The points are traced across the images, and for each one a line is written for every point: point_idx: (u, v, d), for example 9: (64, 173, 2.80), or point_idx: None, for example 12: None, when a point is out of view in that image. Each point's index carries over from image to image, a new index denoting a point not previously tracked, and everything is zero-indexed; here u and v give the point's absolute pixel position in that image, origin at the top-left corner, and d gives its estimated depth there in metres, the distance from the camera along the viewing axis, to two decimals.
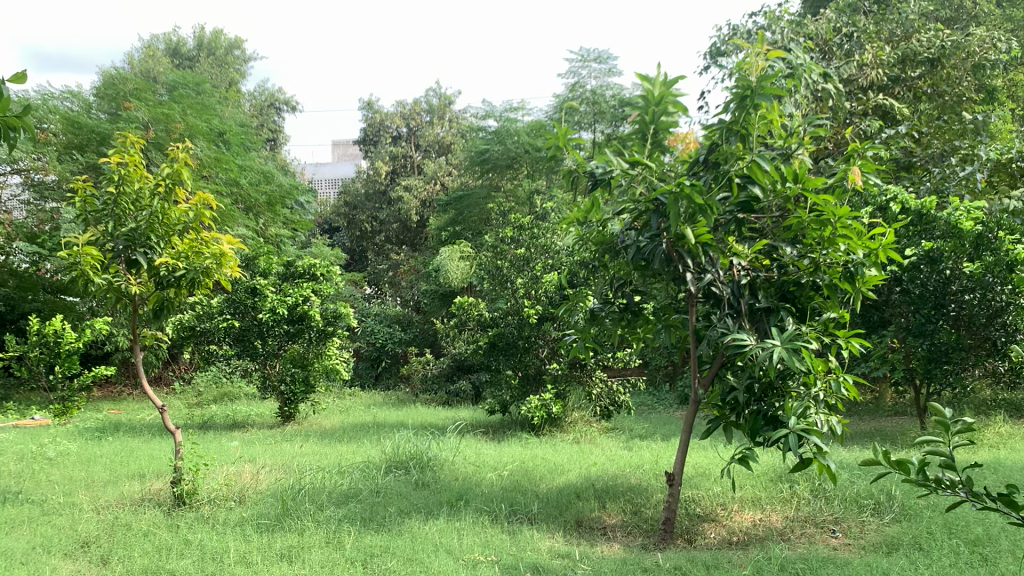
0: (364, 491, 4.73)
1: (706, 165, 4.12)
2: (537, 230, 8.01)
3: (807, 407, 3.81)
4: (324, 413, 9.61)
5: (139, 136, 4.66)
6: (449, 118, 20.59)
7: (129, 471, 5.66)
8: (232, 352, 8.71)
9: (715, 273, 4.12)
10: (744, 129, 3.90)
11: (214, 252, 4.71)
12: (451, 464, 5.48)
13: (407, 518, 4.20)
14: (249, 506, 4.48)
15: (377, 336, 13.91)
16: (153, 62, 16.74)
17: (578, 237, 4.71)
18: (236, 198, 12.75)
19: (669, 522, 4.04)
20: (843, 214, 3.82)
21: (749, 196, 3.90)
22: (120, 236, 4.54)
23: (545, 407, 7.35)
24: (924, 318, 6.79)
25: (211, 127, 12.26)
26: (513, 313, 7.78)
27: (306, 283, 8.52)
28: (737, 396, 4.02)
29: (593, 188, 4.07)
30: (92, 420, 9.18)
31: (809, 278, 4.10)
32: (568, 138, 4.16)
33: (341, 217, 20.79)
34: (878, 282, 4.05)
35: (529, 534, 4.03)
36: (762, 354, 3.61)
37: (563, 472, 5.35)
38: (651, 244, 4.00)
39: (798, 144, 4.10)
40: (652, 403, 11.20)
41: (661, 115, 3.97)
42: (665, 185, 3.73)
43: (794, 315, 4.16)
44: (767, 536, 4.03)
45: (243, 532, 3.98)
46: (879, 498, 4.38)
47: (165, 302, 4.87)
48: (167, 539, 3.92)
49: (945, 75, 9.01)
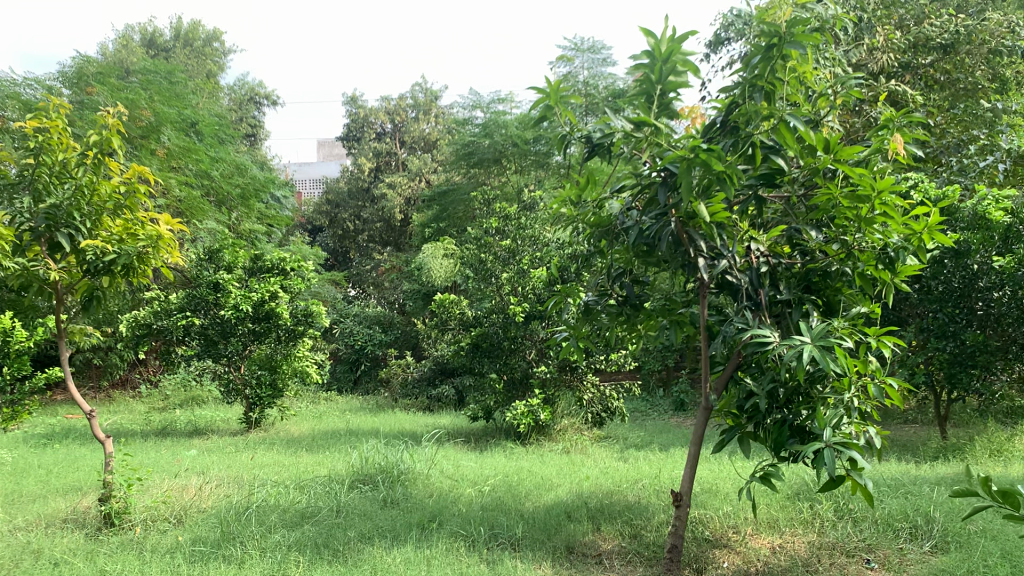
0: (324, 510, 4.13)
1: (724, 129, 3.49)
2: (523, 220, 7.43)
3: (842, 417, 3.17)
4: (294, 419, 9.00)
5: (67, 100, 4.06)
6: (435, 114, 19.96)
7: (61, 484, 5.01)
8: (193, 352, 8.04)
9: (732, 259, 3.46)
10: (771, 85, 3.29)
11: (150, 236, 4.10)
12: (425, 478, 4.89)
13: (370, 546, 3.59)
14: (187, 527, 3.86)
15: (356, 338, 13.32)
16: (127, 51, 15.99)
17: (569, 223, 4.08)
18: (207, 190, 12.15)
19: (676, 549, 3.42)
20: (884, 189, 3.25)
21: (772, 167, 3.32)
22: (40, 213, 3.89)
23: (532, 413, 6.75)
24: (946, 318, 6.25)
25: (183, 116, 11.58)
26: (498, 312, 7.19)
27: (274, 278, 7.92)
28: (757, 402, 3.40)
29: (590, 157, 3.45)
30: (42, 426, 8.50)
31: (839, 265, 3.52)
32: (561, 95, 3.43)
33: (323, 215, 20.11)
34: (918, 271, 3.51)
35: (510, 564, 3.41)
36: (790, 353, 2.99)
37: (551, 488, 4.74)
38: (656, 224, 3.37)
39: (828, 109, 3.50)
40: (645, 409, 10.66)
41: (669, 75, 3.34)
42: (676, 152, 3.11)
43: (820, 309, 3.59)
44: (789, 567, 3.43)
45: (171, 562, 3.35)
46: (916, 520, 3.80)
47: (97, 291, 4.24)
48: (80, 569, 3.30)
49: (959, 62, 8.51)
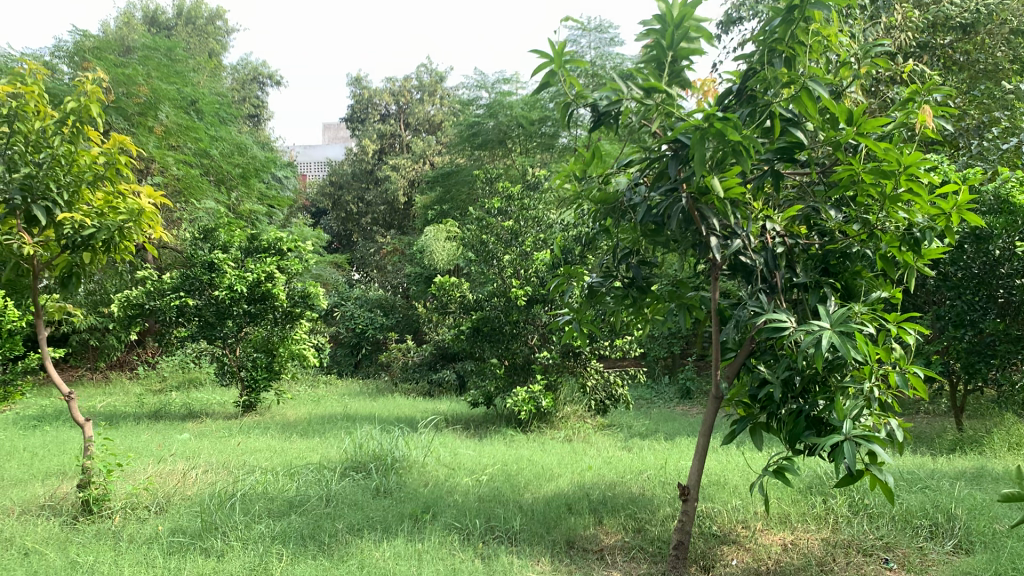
0: (313, 498, 3.94)
1: (741, 98, 3.26)
2: (527, 201, 7.19)
3: (861, 409, 2.96)
4: (291, 403, 8.83)
5: (45, 65, 3.86)
6: (440, 95, 19.73)
7: (44, 468, 4.84)
8: (188, 334, 7.83)
9: (746, 239, 3.23)
10: (790, 50, 3.07)
11: (132, 209, 3.90)
12: (421, 466, 4.70)
13: (358, 539, 3.39)
14: (168, 516, 3.68)
15: (357, 321, 13.14)
16: (128, 29, 15.75)
17: (573, 199, 3.85)
18: (206, 169, 11.94)
19: (682, 546, 3.20)
20: (913, 163, 3.00)
21: (791, 141, 3.11)
22: (15, 184, 3.66)
23: (534, 400, 6.55)
24: (965, 305, 6.03)
25: (182, 94, 11.36)
26: (499, 295, 6.98)
27: (270, 258, 7.72)
28: (770, 391, 3.19)
29: (596, 128, 3.21)
30: (34, 407, 8.34)
31: (859, 247, 3.29)
32: (565, 60, 3.13)
33: (327, 198, 19.91)
34: (943, 254, 3.28)
35: (506, 560, 3.22)
36: (808, 339, 2.76)
37: (551, 477, 4.55)
38: (666, 201, 3.15)
39: (851, 79, 3.27)
40: (650, 397, 10.47)
41: (681, 41, 3.12)
42: (689, 122, 2.88)
43: (838, 293, 3.37)
44: (802, 566, 3.23)
45: (146, 554, 3.17)
46: (937, 517, 3.60)
47: (76, 268, 4.04)
48: (51, 560, 3.11)
49: (979, 42, 8.25)
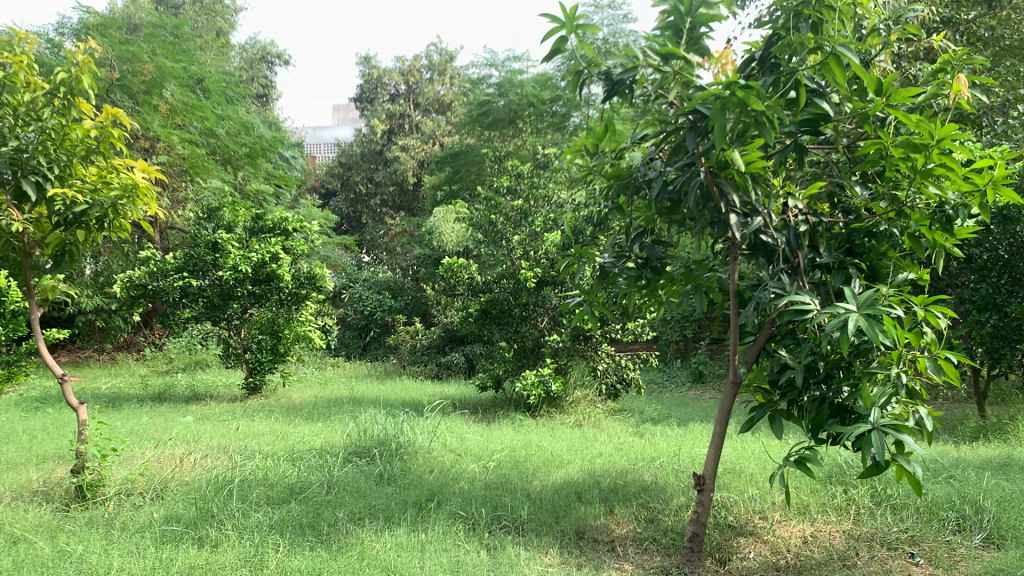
0: (313, 485, 3.80)
1: (764, 66, 3.08)
2: (537, 179, 7.01)
3: (888, 397, 2.79)
4: (298, 385, 8.72)
5: (34, 33, 3.69)
6: (451, 75, 19.50)
7: (42, 452, 4.73)
8: (192, 315, 7.72)
9: (767, 216, 3.05)
10: (816, 15, 2.88)
11: (125, 184, 3.75)
12: (426, 451, 4.57)
13: (359, 528, 3.26)
14: (163, 503, 3.56)
15: (365, 303, 13.03)
16: (135, 6, 15.55)
17: (584, 175, 3.68)
18: (212, 148, 11.78)
19: (697, 538, 3.04)
20: (947, 135, 2.79)
21: (815, 112, 2.93)
22: (3, 158, 3.51)
23: (543, 384, 6.41)
24: (991, 288, 5.83)
25: (187, 71, 11.19)
26: (508, 276, 6.83)
27: (275, 239, 7.56)
28: (792, 376, 3.03)
29: (609, 98, 3.02)
30: (38, 388, 8.25)
31: (887, 225, 3.10)
32: (577, 25, 2.93)
33: (336, 178, 19.76)
34: (976, 232, 3.09)
35: (513, 552, 3.07)
36: (833, 323, 2.59)
37: (560, 464, 4.40)
38: (682, 176, 2.97)
39: (880, 47, 3.10)
40: (661, 381, 10.32)
41: (700, 6, 2.92)
42: (709, 91, 2.71)
43: (863, 274, 3.19)
44: (824, 560, 3.08)
45: (138, 543, 3.05)
46: (965, 509, 3.44)
47: (68, 245, 3.90)
48: (40, 550, 2.98)
49: (1005, 17, 8.00)
